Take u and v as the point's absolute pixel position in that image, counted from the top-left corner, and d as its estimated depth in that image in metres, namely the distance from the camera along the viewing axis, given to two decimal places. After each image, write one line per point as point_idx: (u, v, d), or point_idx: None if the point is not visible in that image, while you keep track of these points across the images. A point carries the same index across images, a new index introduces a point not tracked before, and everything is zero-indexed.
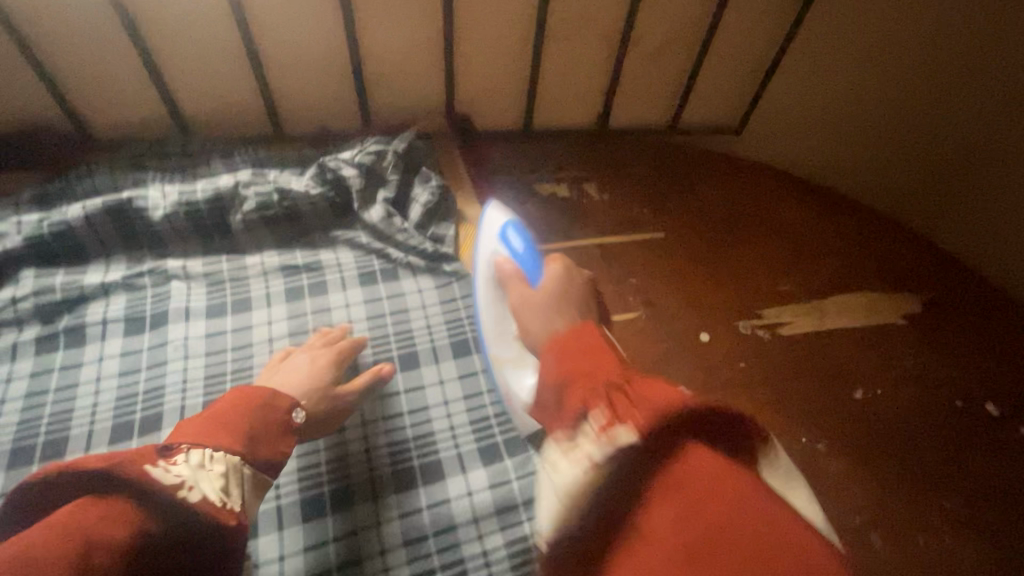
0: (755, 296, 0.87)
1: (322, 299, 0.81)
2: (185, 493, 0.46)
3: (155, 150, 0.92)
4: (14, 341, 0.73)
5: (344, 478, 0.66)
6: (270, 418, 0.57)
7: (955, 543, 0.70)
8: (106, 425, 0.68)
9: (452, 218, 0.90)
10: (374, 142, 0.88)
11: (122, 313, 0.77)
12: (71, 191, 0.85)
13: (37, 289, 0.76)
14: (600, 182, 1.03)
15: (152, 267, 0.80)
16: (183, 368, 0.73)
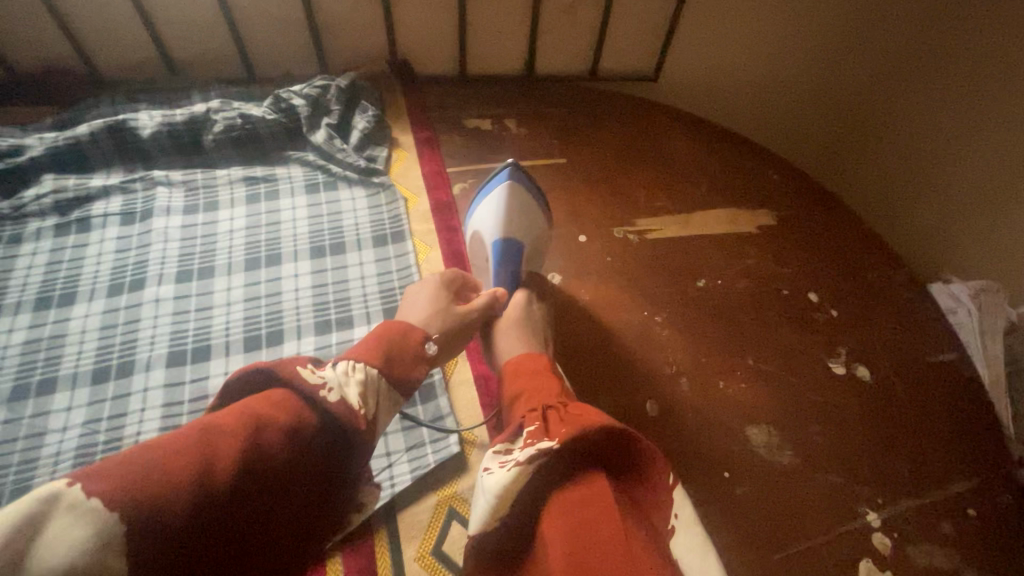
0: (634, 209, 1.04)
1: (274, 203, 1.01)
2: (325, 394, 0.51)
3: (150, 88, 1.13)
4: (39, 227, 0.96)
5: (277, 325, 0.86)
6: (407, 345, 0.61)
7: (754, 391, 0.84)
8: (104, 285, 0.90)
9: (386, 144, 1.10)
10: (321, 78, 1.07)
11: (119, 208, 0.98)
12: (81, 117, 1.08)
13: (55, 189, 0.98)
14: (521, 118, 1.20)
15: (142, 176, 1.01)
16: (164, 248, 0.94)
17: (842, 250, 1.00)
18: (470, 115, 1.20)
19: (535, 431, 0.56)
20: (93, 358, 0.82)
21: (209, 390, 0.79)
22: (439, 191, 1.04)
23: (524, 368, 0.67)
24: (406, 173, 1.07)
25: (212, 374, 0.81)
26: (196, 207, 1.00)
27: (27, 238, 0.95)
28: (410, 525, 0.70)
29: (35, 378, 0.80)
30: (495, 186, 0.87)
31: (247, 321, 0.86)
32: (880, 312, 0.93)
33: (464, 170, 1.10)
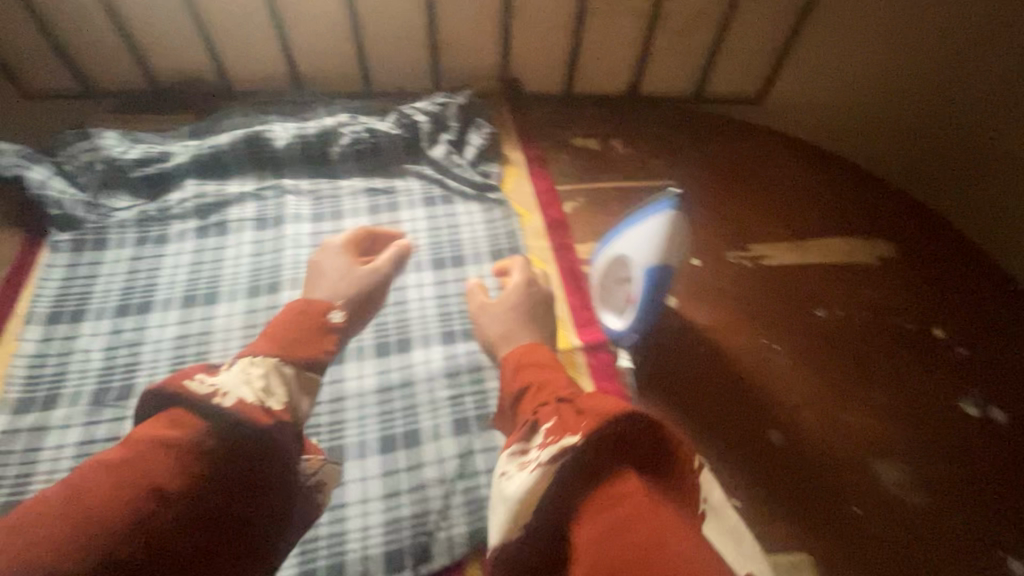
0: (745, 233, 1.04)
1: (395, 215, 1.05)
2: (221, 399, 0.60)
3: (277, 100, 1.19)
4: (182, 229, 1.02)
5: (405, 332, 0.89)
6: (306, 322, 0.78)
7: (880, 426, 0.82)
8: (244, 285, 0.95)
9: (498, 160, 1.13)
10: (441, 96, 1.12)
11: (253, 214, 1.04)
12: (215, 127, 1.15)
13: (197, 194, 1.04)
14: (625, 139, 1.21)
15: (273, 184, 1.07)
16: (295, 253, 0.99)
17: (964, 287, 0.98)
18: (575, 134, 1.22)
19: (553, 429, 0.60)
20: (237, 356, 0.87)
21: (346, 392, 0.83)
22: (551, 209, 1.07)
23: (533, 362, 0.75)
24: (518, 189, 1.10)
25: (348, 376, 0.84)
26: (322, 215, 1.05)
27: (171, 239, 1.01)
28: None
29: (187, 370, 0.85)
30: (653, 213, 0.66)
31: (377, 326, 0.90)
32: (1010, 353, 0.90)
33: (573, 188, 1.12)
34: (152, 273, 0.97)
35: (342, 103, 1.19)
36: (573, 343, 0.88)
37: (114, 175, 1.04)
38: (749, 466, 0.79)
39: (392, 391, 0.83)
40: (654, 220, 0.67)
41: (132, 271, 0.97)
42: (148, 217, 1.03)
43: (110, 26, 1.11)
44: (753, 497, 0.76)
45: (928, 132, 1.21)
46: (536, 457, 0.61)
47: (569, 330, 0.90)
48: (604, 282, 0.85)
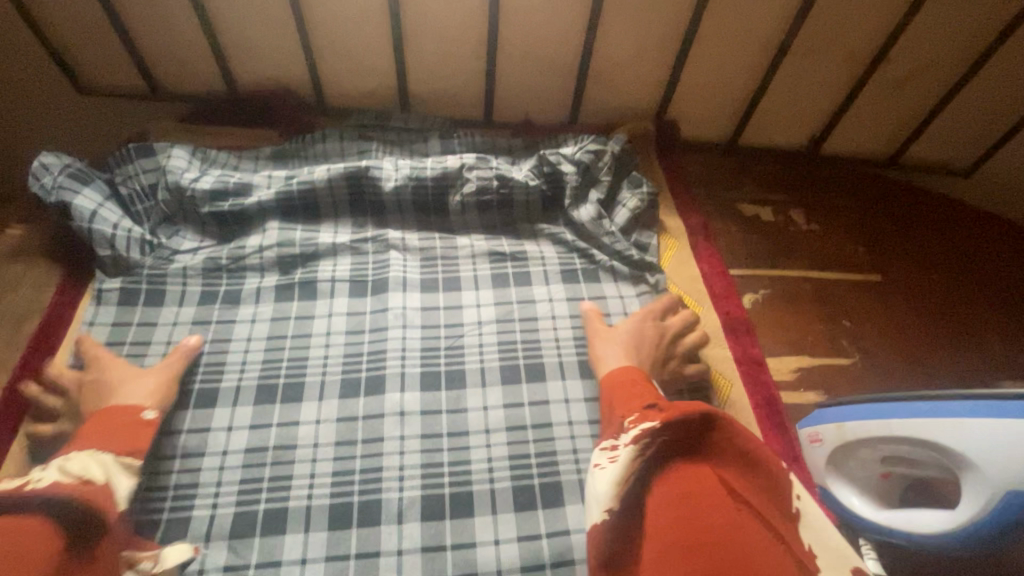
0: (980, 360, 0.81)
1: (526, 290, 0.81)
2: (33, 482, 0.49)
3: (378, 123, 0.96)
4: (258, 286, 0.80)
5: (554, 474, 0.66)
6: (121, 421, 0.61)
7: None
8: (335, 378, 0.72)
9: (656, 228, 0.88)
10: (594, 141, 0.88)
11: (348, 274, 0.81)
12: (303, 152, 0.92)
13: (279, 241, 0.81)
14: (806, 209, 0.96)
15: (375, 233, 0.84)
16: (403, 337, 0.75)
17: None
18: (742, 197, 0.97)
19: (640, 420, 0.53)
20: (328, 488, 0.64)
21: (479, 565, 0.60)
22: (730, 302, 0.81)
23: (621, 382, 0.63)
24: (681, 269, 0.85)
25: (479, 540, 0.61)
26: (434, 282, 0.81)
27: (245, 299, 0.78)
28: None
29: (259, 505, 0.62)
30: None
31: (515, 464, 0.66)
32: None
33: (750, 272, 0.87)
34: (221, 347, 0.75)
35: (460, 133, 0.95)
36: None
37: (179, 206, 0.83)
38: None
39: (543, 566, 0.60)
40: None
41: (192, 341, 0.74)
42: (217, 266, 0.80)
43: (191, 19, 0.89)
44: None
45: None
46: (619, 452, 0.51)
47: None
48: (845, 455, 0.60)
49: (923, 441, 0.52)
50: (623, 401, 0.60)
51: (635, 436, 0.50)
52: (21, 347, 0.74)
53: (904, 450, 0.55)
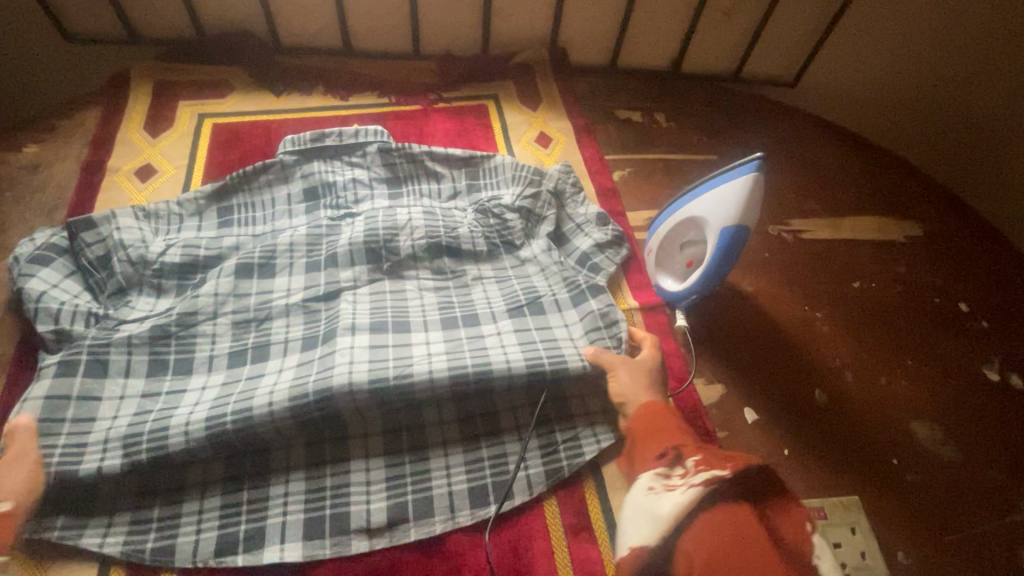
0: (786, 211, 1.09)
1: (475, 329, 0.85)
2: None
3: (315, 143, 1.00)
4: (186, 444, 0.71)
5: (496, 428, 0.79)
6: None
7: (912, 387, 0.88)
8: (297, 341, 0.84)
9: (624, 246, 0.98)
10: (528, 185, 0.99)
11: (304, 259, 0.91)
12: (246, 185, 0.99)
13: (235, 306, 0.86)
14: (666, 113, 1.25)
15: (327, 288, 0.88)
16: (354, 304, 0.85)
17: (1000, 265, 1.05)
18: (619, 106, 1.24)
19: (701, 460, 0.67)
20: (299, 343, 0.83)
21: (424, 421, 0.79)
22: (602, 177, 1.10)
23: (654, 412, 0.74)
24: (569, 156, 1.14)
25: (436, 482, 0.75)
26: (384, 353, 0.79)
27: (198, 368, 0.81)
28: (615, 479, 0.77)
29: (245, 368, 0.81)
30: (733, 179, 0.72)
31: (463, 420, 0.79)
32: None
33: (619, 159, 1.15)
34: (144, 462, 0.70)
35: (398, 154, 1.02)
36: (630, 304, 0.93)
37: (137, 277, 0.86)
38: (790, 414, 0.84)
39: (479, 444, 0.78)
40: (737, 184, 0.71)
41: (130, 452, 0.70)
42: (165, 332, 0.81)
43: None
44: (800, 446, 0.81)
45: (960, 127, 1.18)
46: (681, 483, 0.65)
47: (626, 291, 0.95)
48: (665, 244, 0.88)
49: (686, 217, 0.80)
50: (670, 429, 0.73)
51: (701, 478, 0.64)
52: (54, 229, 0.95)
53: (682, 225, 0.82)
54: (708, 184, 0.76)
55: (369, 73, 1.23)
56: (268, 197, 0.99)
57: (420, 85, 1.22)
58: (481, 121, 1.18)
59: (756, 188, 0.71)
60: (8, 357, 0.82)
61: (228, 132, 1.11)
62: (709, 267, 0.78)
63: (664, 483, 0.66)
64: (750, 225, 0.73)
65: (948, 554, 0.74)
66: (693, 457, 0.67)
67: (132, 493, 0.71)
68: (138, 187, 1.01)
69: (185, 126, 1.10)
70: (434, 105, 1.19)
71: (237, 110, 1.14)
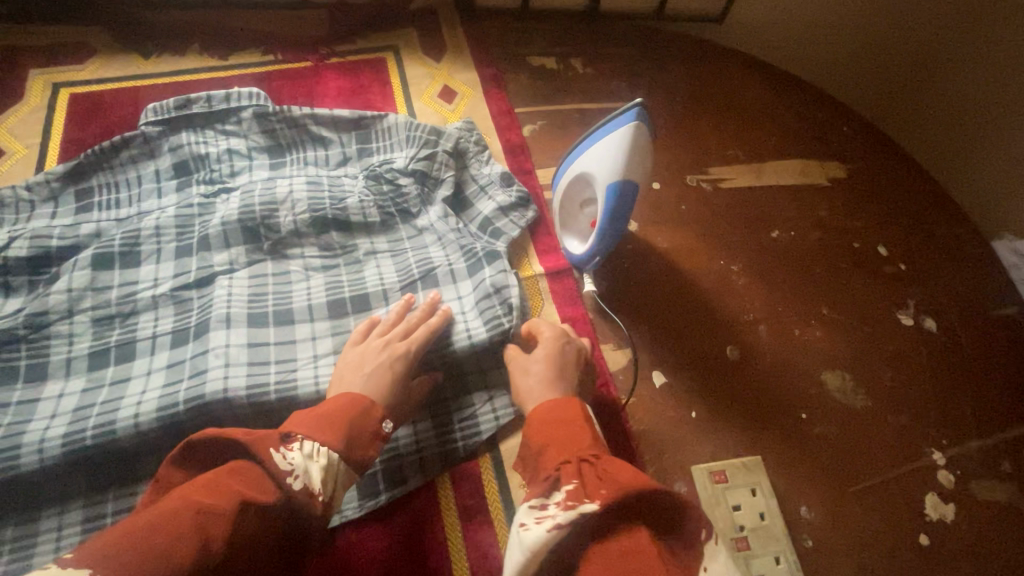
0: (708, 158, 1.03)
1: (365, 315, 0.79)
2: (291, 481, 0.51)
3: (181, 111, 0.89)
4: (42, 464, 0.64)
5: None
6: (364, 426, 0.59)
7: (824, 336, 0.86)
8: (166, 335, 0.75)
9: (530, 207, 0.91)
10: (423, 146, 0.90)
11: (173, 243, 0.81)
12: (107, 162, 0.88)
13: (94, 300, 0.75)
14: (584, 57, 1.15)
15: (199, 274, 0.79)
16: (228, 288, 0.78)
17: (922, 203, 1.01)
18: (532, 51, 1.15)
19: (574, 490, 0.49)
20: (168, 339, 0.74)
21: None
22: (511, 132, 1.03)
23: (554, 420, 0.59)
24: (474, 112, 1.05)
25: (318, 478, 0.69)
26: (264, 353, 0.73)
27: (54, 373, 0.72)
28: (513, 457, 0.73)
29: (108, 371, 0.72)
30: (615, 130, 0.66)
31: None
32: (954, 282, 0.92)
33: (533, 110, 1.07)
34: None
35: (278, 118, 0.91)
36: (535, 270, 0.87)
37: None
38: (700, 374, 0.81)
39: None
40: (619, 135, 0.66)
41: None
42: (12, 337, 0.71)
43: None
44: (709, 407, 0.79)
45: (905, 62, 1.11)
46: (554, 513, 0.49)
47: (531, 256, 0.89)
48: (563, 207, 0.82)
49: (576, 174, 0.74)
50: (563, 433, 0.57)
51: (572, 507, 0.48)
52: None
53: (577, 184, 0.77)
54: (589, 137, 0.71)
55: (250, 28, 1.10)
56: (132, 175, 0.88)
57: (310, 39, 1.10)
58: (379, 77, 1.07)
59: (639, 137, 0.66)
60: None
61: (88, 104, 0.98)
62: (603, 227, 0.73)
63: (536, 514, 0.50)
64: (638, 178, 0.68)
65: (852, 505, 0.74)
66: (569, 483, 0.50)
67: None
68: None
69: (38, 98, 0.98)
70: (326, 61, 1.08)
71: (99, 78, 1.01)
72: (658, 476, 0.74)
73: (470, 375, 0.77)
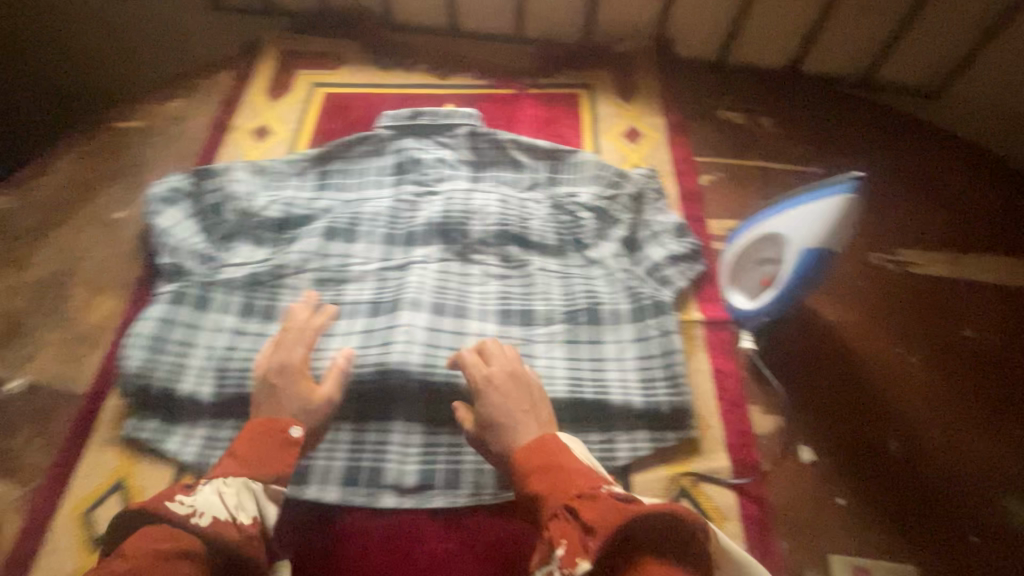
0: (898, 237, 0.98)
1: (529, 327, 0.86)
2: (196, 518, 0.58)
3: (411, 121, 1.06)
4: (263, 389, 0.79)
5: None
6: (271, 440, 0.69)
7: (1011, 456, 0.77)
8: (365, 306, 0.87)
9: (699, 262, 0.93)
10: (609, 187, 0.98)
11: (383, 231, 0.96)
12: (344, 155, 1.06)
13: (319, 264, 0.92)
14: (775, 116, 1.15)
15: (400, 262, 0.92)
16: (421, 277, 0.90)
17: None
18: (722, 103, 1.17)
19: (567, 550, 0.49)
20: (366, 309, 0.87)
21: None
22: (688, 179, 1.05)
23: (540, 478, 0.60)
24: (655, 154, 1.09)
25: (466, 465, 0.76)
26: (440, 339, 0.82)
27: (279, 316, 0.87)
28: (643, 491, 0.75)
29: (318, 324, 0.86)
30: (824, 199, 0.67)
31: None
32: None
33: (714, 160, 1.09)
34: (227, 395, 0.79)
35: (486, 139, 1.04)
36: (694, 316, 0.89)
37: (243, 226, 0.95)
38: (853, 459, 0.77)
39: None
40: (828, 205, 0.66)
41: (221, 382, 0.80)
42: (259, 280, 0.89)
43: None
44: (859, 497, 0.74)
45: None
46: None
47: (692, 303, 0.90)
48: (740, 260, 0.84)
49: (766, 233, 0.76)
50: (551, 483, 0.59)
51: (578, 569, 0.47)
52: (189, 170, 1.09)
53: (763, 242, 0.78)
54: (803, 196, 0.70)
55: (470, 55, 1.26)
56: (361, 167, 1.05)
57: (518, 69, 1.23)
58: (572, 110, 1.16)
59: (850, 211, 0.66)
60: (134, 278, 0.94)
61: (336, 102, 1.19)
62: (783, 290, 0.74)
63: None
64: (835, 251, 0.68)
65: None
66: (561, 548, 0.50)
67: (207, 419, 0.79)
68: (254, 145, 1.12)
69: (301, 92, 1.21)
70: (527, 91, 1.20)
71: (346, 82, 1.23)
72: (789, 553, 0.71)
73: (613, 407, 0.78)
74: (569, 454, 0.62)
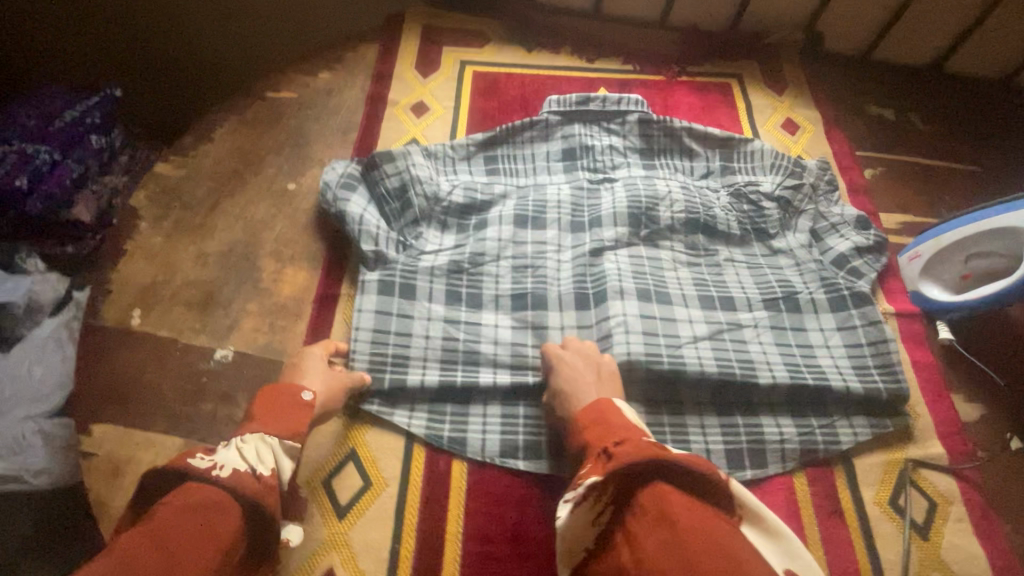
0: None
1: (732, 314, 0.87)
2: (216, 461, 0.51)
3: (580, 106, 1.05)
4: (493, 384, 0.80)
5: (751, 410, 0.80)
6: (286, 401, 0.62)
7: None
8: (569, 290, 0.88)
9: (883, 254, 0.94)
10: (789, 176, 0.99)
11: (569, 215, 0.96)
12: (510, 139, 1.04)
13: (513, 250, 0.92)
14: (924, 114, 1.17)
15: (591, 246, 0.92)
16: (617, 261, 0.90)
17: None
18: (872, 100, 1.19)
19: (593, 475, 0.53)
20: (570, 292, 0.88)
21: (682, 400, 0.80)
22: (854, 173, 1.07)
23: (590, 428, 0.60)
24: (816, 147, 1.11)
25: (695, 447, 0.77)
26: (654, 326, 0.83)
27: (485, 299, 0.87)
28: (866, 475, 0.77)
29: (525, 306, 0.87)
30: None
31: (721, 410, 0.80)
32: None
33: (874, 155, 1.11)
34: (452, 390, 0.79)
35: (657, 126, 1.04)
36: (886, 309, 0.90)
37: (428, 210, 0.94)
38: None
39: (734, 415, 0.79)
40: None
41: (446, 370, 0.80)
42: (459, 268, 0.89)
43: None
44: None
45: None
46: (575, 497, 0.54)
47: (879, 297, 0.91)
48: (937, 257, 0.88)
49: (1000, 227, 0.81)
50: (595, 436, 0.59)
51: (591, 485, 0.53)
52: (351, 144, 1.08)
53: (986, 238, 0.83)
54: None
55: (614, 40, 1.26)
56: (530, 151, 1.04)
57: (666, 56, 1.23)
58: (726, 100, 1.17)
59: None
60: (319, 252, 0.93)
61: (487, 81, 1.18)
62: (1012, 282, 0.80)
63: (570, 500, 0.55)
64: None
65: None
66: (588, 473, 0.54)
67: (427, 406, 0.79)
68: (413, 122, 1.11)
69: (450, 70, 1.19)
70: (678, 78, 1.20)
71: (494, 61, 1.21)
72: (1013, 534, 0.74)
73: (832, 393, 0.79)
74: (618, 412, 0.62)
